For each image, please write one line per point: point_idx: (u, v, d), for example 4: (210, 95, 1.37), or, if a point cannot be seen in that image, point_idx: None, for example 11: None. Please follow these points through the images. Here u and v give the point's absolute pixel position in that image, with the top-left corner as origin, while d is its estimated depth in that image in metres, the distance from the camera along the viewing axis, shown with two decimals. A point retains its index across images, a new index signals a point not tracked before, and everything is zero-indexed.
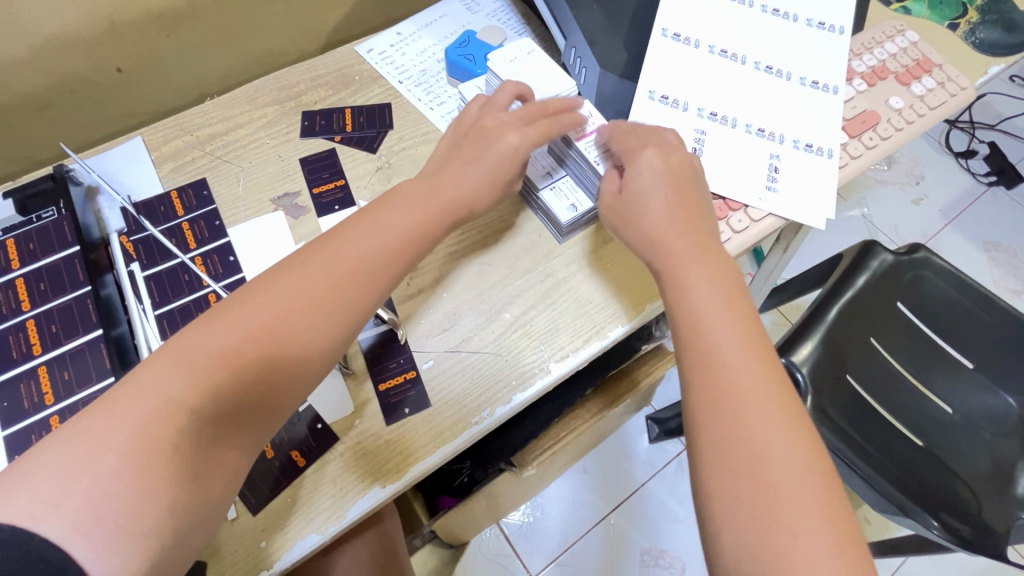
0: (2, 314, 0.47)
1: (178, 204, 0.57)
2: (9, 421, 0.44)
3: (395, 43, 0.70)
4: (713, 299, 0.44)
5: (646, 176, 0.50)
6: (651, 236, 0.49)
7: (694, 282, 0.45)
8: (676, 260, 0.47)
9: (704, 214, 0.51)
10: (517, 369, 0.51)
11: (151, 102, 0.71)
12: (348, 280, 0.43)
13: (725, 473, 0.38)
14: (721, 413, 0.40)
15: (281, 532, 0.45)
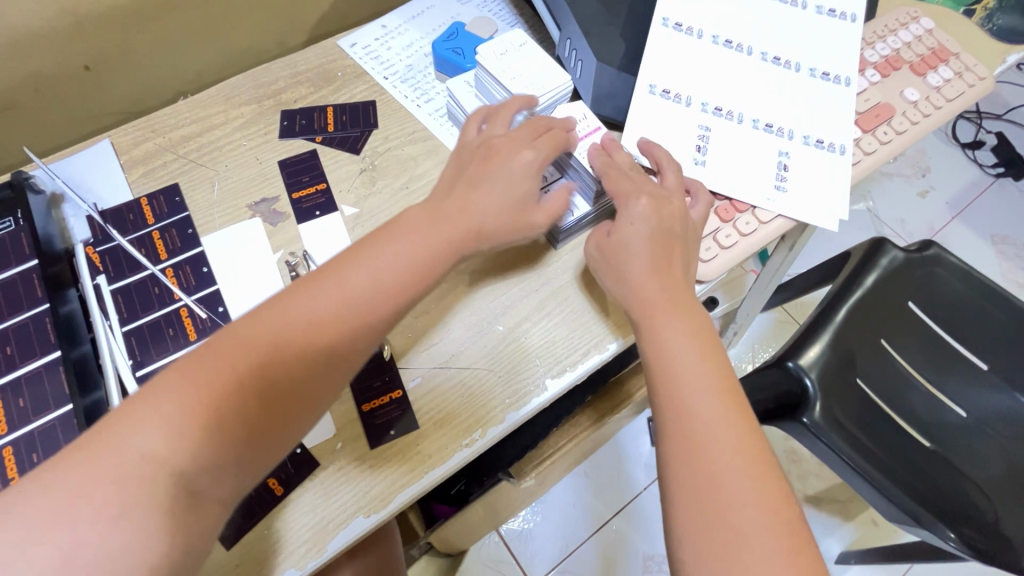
0: None
1: (147, 211, 0.54)
2: None
3: (381, 36, 0.66)
4: (694, 363, 0.42)
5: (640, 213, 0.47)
6: (638, 285, 0.45)
7: (681, 334, 0.43)
8: (662, 320, 0.44)
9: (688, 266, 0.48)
10: (511, 384, 0.48)
11: (122, 101, 0.68)
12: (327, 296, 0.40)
13: (709, 523, 0.37)
14: (705, 467, 0.38)
15: (258, 566, 0.42)
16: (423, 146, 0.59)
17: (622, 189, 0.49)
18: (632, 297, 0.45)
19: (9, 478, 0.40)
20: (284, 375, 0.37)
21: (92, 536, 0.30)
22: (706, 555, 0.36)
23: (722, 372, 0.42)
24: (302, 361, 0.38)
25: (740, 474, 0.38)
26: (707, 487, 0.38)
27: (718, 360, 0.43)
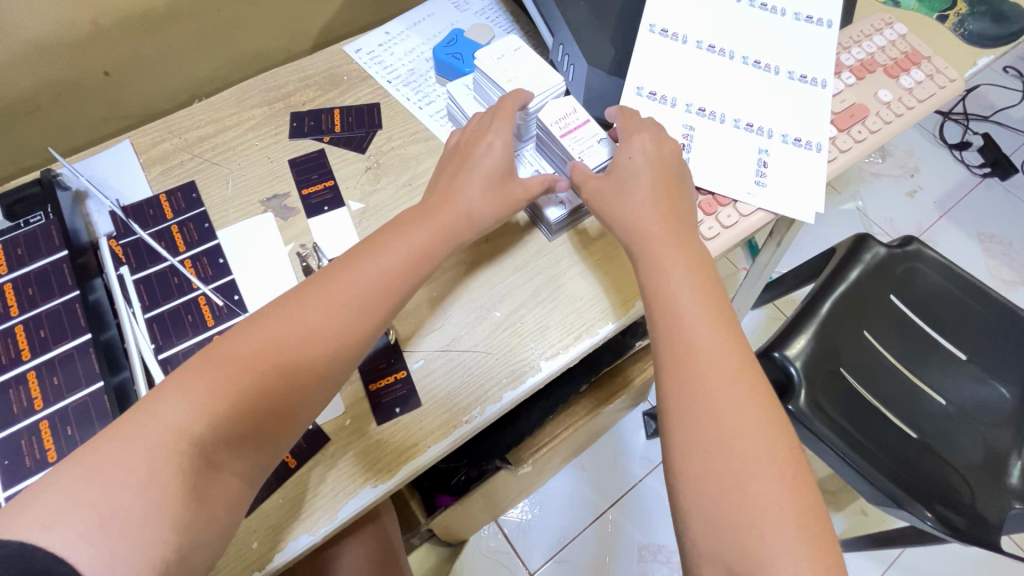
0: None
1: (166, 207, 0.57)
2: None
3: (383, 42, 0.70)
4: (693, 297, 0.45)
5: (634, 171, 0.51)
6: (638, 222, 0.49)
7: (677, 266, 0.47)
8: (664, 259, 0.47)
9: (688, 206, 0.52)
10: (509, 367, 0.51)
11: (138, 104, 0.71)
12: (340, 286, 0.44)
13: (710, 451, 0.40)
14: (705, 394, 0.42)
15: (273, 532, 0.45)
16: (426, 145, 0.63)
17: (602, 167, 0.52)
18: (631, 234, 0.50)
19: (44, 449, 0.43)
20: (300, 356, 0.41)
21: (132, 496, 0.34)
22: (700, 483, 0.40)
23: (716, 311, 0.45)
24: (315, 341, 0.42)
25: (735, 408, 0.41)
26: (702, 412, 0.41)
27: (713, 303, 0.46)
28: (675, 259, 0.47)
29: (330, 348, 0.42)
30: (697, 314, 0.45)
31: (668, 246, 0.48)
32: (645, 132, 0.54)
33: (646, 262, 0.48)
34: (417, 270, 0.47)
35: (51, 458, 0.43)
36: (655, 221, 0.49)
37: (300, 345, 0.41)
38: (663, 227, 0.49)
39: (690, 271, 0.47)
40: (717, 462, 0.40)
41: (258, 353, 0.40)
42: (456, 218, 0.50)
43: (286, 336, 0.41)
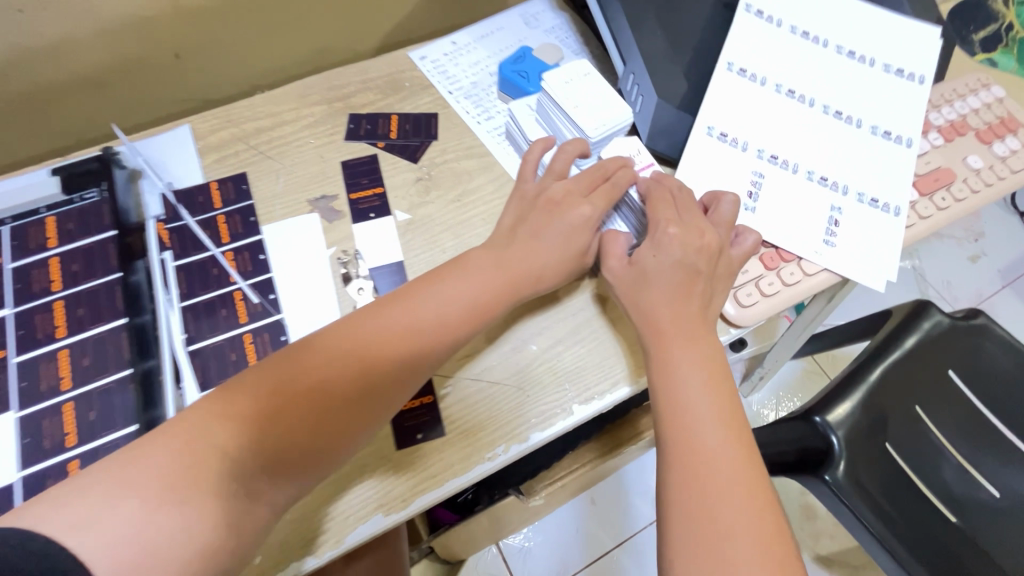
0: (33, 292, 0.47)
1: (216, 195, 0.57)
2: (27, 402, 0.43)
3: (449, 52, 0.69)
4: (701, 403, 0.42)
5: (663, 256, 0.47)
6: (653, 314, 0.46)
7: (689, 366, 0.44)
8: (671, 339, 0.45)
9: (712, 304, 0.48)
10: (540, 405, 0.49)
11: (202, 88, 0.72)
12: (384, 309, 0.44)
13: (710, 549, 0.37)
14: (703, 494, 0.39)
15: (279, 549, 0.43)
16: (479, 161, 0.61)
17: (657, 215, 0.50)
18: (646, 325, 0.46)
19: (64, 430, 0.43)
20: (327, 385, 0.40)
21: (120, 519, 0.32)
22: None
23: (728, 401, 0.43)
24: (326, 391, 0.40)
25: (737, 504, 0.38)
26: (701, 497, 0.39)
27: (725, 394, 0.43)
28: (693, 364, 0.44)
29: (368, 374, 0.41)
30: (708, 418, 0.42)
31: (693, 348, 0.45)
32: (687, 216, 0.50)
33: (653, 336, 0.46)
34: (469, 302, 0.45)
35: (69, 442, 0.42)
36: (676, 316, 0.46)
37: (335, 363, 0.41)
38: (680, 322, 0.45)
39: (702, 376, 0.43)
40: (713, 557, 0.37)
41: (299, 372, 0.40)
42: (512, 249, 0.49)
43: (328, 355, 0.41)
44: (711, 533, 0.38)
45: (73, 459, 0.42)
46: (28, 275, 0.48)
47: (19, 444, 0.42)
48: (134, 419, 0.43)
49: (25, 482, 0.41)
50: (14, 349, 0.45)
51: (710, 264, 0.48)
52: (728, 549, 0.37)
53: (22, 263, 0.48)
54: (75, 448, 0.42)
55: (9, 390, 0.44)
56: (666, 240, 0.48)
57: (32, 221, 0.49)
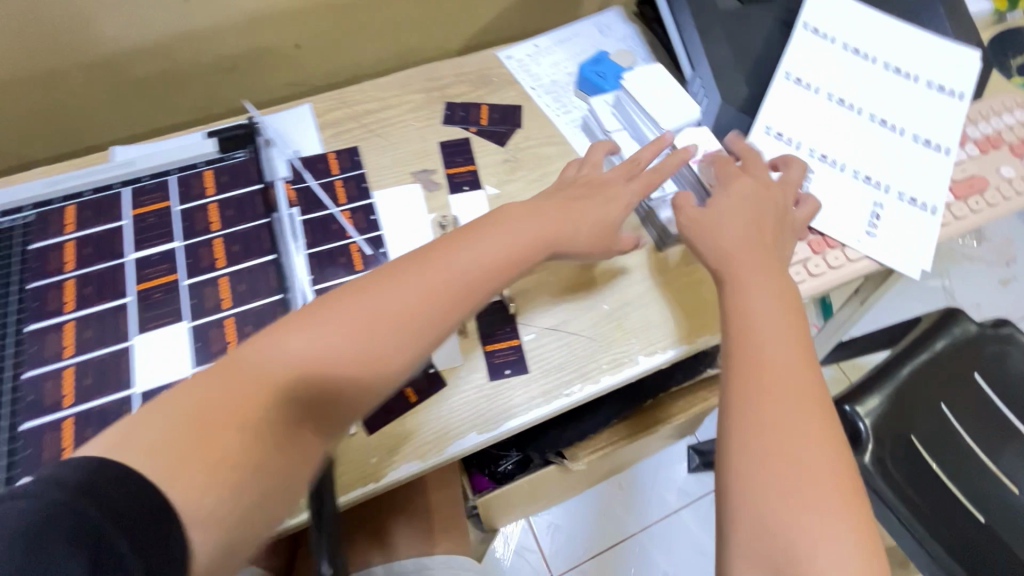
0: (196, 229, 0.56)
1: (334, 164, 0.66)
2: (197, 315, 0.52)
3: (532, 54, 0.78)
4: (771, 325, 0.45)
5: (731, 203, 0.54)
6: (729, 248, 0.51)
7: (762, 296, 0.47)
8: (744, 276, 0.48)
9: (780, 250, 0.53)
10: (611, 355, 0.56)
11: (312, 76, 0.82)
12: (447, 247, 0.46)
13: (771, 455, 0.40)
14: (769, 405, 0.41)
15: (389, 455, 0.51)
16: (558, 148, 0.70)
17: (727, 171, 0.57)
18: (717, 258, 0.51)
19: (227, 339, 0.51)
20: (399, 302, 0.43)
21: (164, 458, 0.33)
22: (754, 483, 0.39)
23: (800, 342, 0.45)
24: (400, 311, 0.42)
25: (799, 419, 0.41)
26: (768, 409, 0.41)
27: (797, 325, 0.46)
28: (765, 298, 0.47)
29: (399, 317, 0.42)
30: (780, 341, 0.44)
31: (765, 285, 0.47)
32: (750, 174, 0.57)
33: (726, 273, 0.49)
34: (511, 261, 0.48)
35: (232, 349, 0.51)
36: (747, 259, 0.49)
37: (426, 281, 0.44)
38: (751, 259, 0.50)
39: (774, 308, 0.46)
40: (775, 463, 0.39)
41: (350, 309, 0.42)
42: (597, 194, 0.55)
43: (368, 298, 0.43)
44: (773, 441, 0.40)
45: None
46: (191, 216, 0.57)
47: (193, 347, 0.51)
48: None
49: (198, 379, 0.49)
50: (184, 273, 0.54)
51: (775, 213, 0.54)
52: (792, 457, 0.39)
53: (185, 206, 0.57)
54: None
55: (181, 304, 0.52)
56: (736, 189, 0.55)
57: (191, 173, 0.59)
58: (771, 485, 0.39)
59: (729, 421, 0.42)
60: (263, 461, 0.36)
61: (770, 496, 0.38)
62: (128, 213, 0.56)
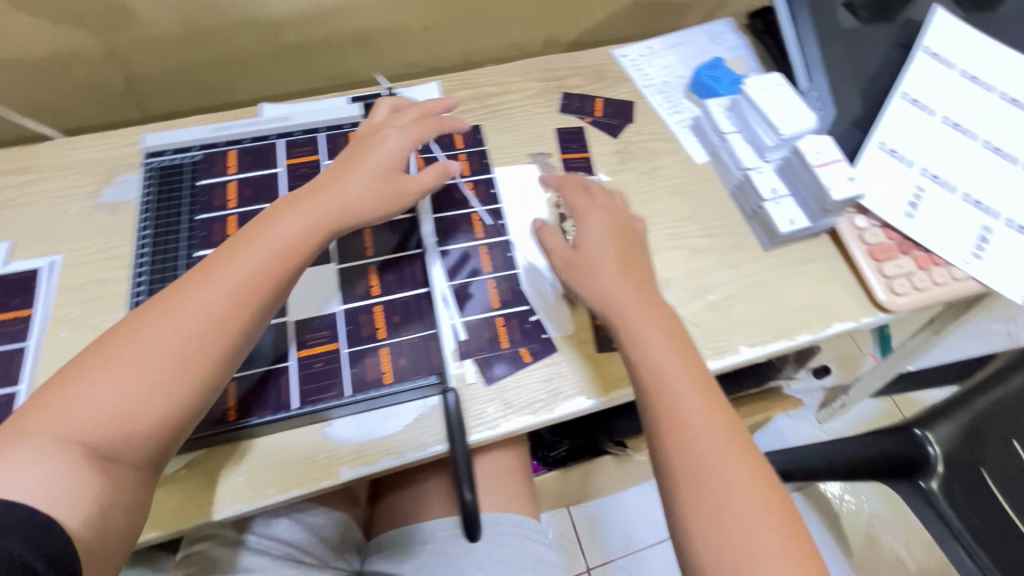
0: None
1: (458, 139, 0.71)
2: (345, 259, 0.59)
3: (646, 54, 0.81)
4: (674, 365, 0.47)
5: (597, 245, 0.53)
6: (615, 292, 0.51)
7: (660, 342, 0.48)
8: (632, 316, 0.50)
9: (644, 276, 0.53)
10: (715, 342, 0.59)
11: (431, 58, 0.87)
12: (250, 235, 0.47)
13: (707, 498, 0.42)
14: (691, 450, 0.44)
15: (504, 406, 0.54)
16: (668, 144, 0.73)
17: (579, 207, 0.57)
18: (605, 305, 0.51)
19: (370, 284, 0.58)
20: (237, 285, 0.45)
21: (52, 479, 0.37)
22: (698, 526, 0.42)
23: (697, 367, 0.48)
24: (237, 295, 0.45)
25: (723, 456, 0.44)
26: (692, 455, 0.44)
27: (692, 362, 0.48)
28: (663, 346, 0.48)
29: (213, 321, 0.44)
30: (682, 384, 0.46)
31: (656, 332, 0.49)
32: (614, 206, 0.57)
33: (619, 314, 0.50)
34: (312, 240, 0.49)
35: (373, 292, 0.58)
36: (631, 307, 0.50)
37: (225, 269, 0.45)
38: (634, 296, 0.51)
39: (670, 352, 0.48)
40: (713, 506, 0.42)
41: (159, 326, 0.42)
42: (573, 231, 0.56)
43: (185, 309, 0.43)
44: (701, 486, 0.43)
45: (377, 305, 0.57)
46: None
47: (342, 286, 0.58)
48: (422, 284, 0.59)
49: (346, 314, 0.56)
50: None
51: (636, 249, 0.55)
52: (722, 496, 0.42)
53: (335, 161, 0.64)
54: (378, 297, 0.58)
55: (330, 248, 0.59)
56: (592, 226, 0.55)
57: (339, 133, 0.65)
58: (716, 525, 0.41)
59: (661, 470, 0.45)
60: (96, 485, 0.39)
61: (716, 535, 0.41)
62: (283, 162, 0.62)
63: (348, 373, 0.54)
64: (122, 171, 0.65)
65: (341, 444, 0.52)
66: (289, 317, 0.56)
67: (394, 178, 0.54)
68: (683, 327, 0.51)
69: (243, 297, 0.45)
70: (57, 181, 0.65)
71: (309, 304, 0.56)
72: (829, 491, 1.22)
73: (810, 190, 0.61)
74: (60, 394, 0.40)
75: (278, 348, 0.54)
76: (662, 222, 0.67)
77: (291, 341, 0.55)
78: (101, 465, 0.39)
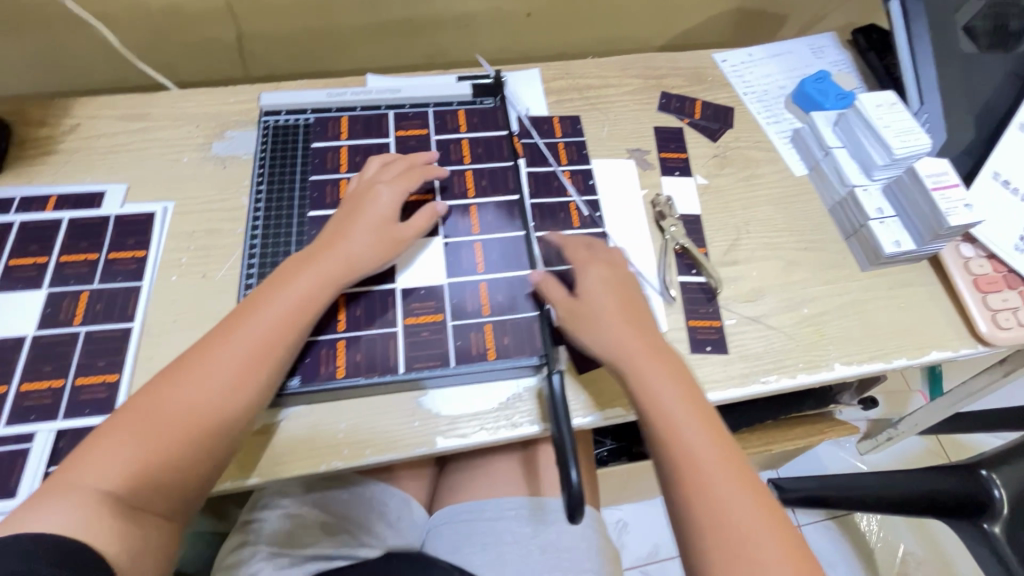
0: (451, 159, 0.64)
1: (558, 127, 0.71)
2: (451, 234, 0.60)
3: (746, 61, 0.80)
4: (684, 414, 0.47)
5: (600, 298, 0.53)
6: (622, 342, 0.50)
7: (670, 394, 0.48)
8: (647, 367, 0.49)
9: (651, 328, 0.53)
10: (808, 355, 0.58)
11: (526, 45, 0.87)
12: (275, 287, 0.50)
13: (728, 552, 0.42)
14: (711, 500, 0.43)
15: (597, 397, 0.55)
16: (767, 153, 0.72)
17: (578, 257, 0.56)
18: (612, 356, 0.50)
19: (476, 260, 0.59)
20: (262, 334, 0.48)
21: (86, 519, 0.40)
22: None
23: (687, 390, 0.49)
24: (262, 343, 0.48)
25: (746, 507, 0.43)
26: (712, 506, 0.43)
27: (703, 413, 0.48)
28: (674, 399, 0.48)
29: (223, 381, 0.46)
30: (696, 435, 0.46)
31: (666, 385, 0.48)
32: (617, 260, 0.57)
33: (627, 364, 0.50)
34: (320, 296, 0.51)
35: (478, 268, 0.58)
36: (638, 359, 0.50)
37: (252, 317, 0.49)
38: (640, 345, 0.50)
39: (682, 403, 0.48)
40: (735, 559, 0.41)
41: (185, 375, 0.46)
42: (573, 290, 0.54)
43: (199, 366, 0.46)
44: (724, 539, 0.42)
45: (482, 281, 0.58)
46: (447, 146, 0.65)
47: (446, 259, 0.58)
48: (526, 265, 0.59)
49: (450, 288, 0.57)
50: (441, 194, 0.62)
51: (640, 306, 0.54)
52: (745, 551, 0.42)
53: (442, 137, 0.65)
54: (484, 274, 0.58)
55: (438, 222, 0.60)
56: (591, 279, 0.54)
57: (447, 109, 0.67)
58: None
59: (677, 521, 0.45)
60: (120, 525, 0.41)
61: None
62: (394, 132, 0.64)
63: (451, 344, 0.54)
64: (232, 126, 0.67)
65: (435, 413, 0.53)
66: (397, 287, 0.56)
67: (394, 232, 0.55)
68: (692, 378, 0.50)
69: (265, 343, 0.48)
70: (170, 130, 0.66)
71: (415, 274, 0.57)
72: (862, 523, 1.19)
73: (921, 217, 0.60)
74: (81, 458, 0.42)
75: (386, 314, 0.55)
76: (759, 231, 0.66)
77: (397, 309, 0.56)
78: (127, 510, 0.42)
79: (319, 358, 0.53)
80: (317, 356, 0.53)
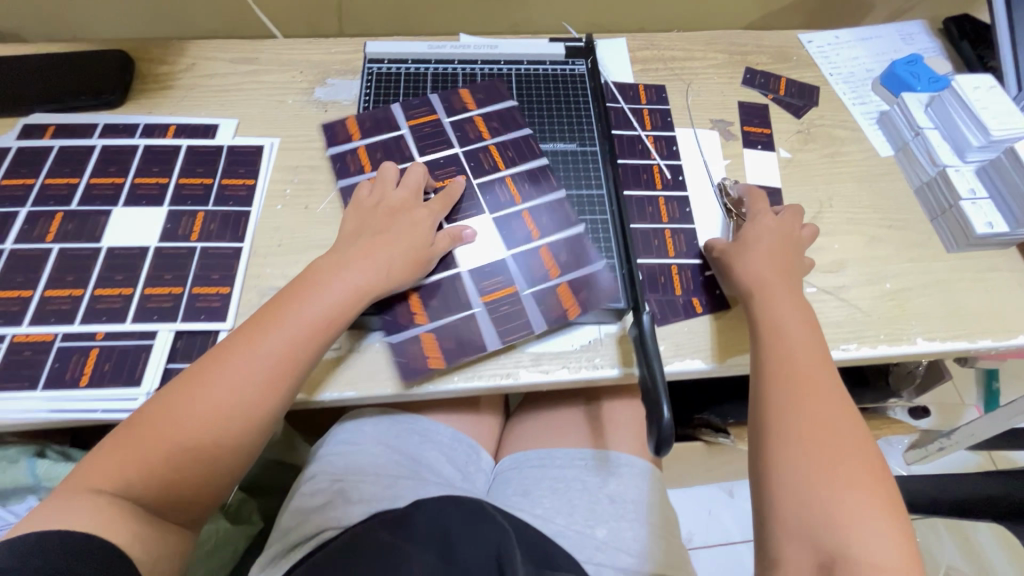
0: (471, 138, 0.64)
1: (643, 94, 0.72)
2: (495, 208, 0.60)
3: (833, 43, 0.80)
4: (799, 332, 0.50)
5: (761, 237, 0.57)
6: (763, 269, 0.54)
7: (791, 317, 0.51)
8: (776, 293, 0.53)
9: (796, 273, 0.55)
10: (890, 328, 0.58)
11: (609, 19, 0.89)
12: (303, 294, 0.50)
13: (799, 451, 0.44)
14: (798, 401, 0.46)
15: (675, 347, 0.56)
16: (852, 132, 0.72)
17: (756, 209, 0.60)
18: (751, 278, 0.54)
19: (528, 227, 0.59)
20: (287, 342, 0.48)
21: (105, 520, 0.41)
22: (789, 470, 0.44)
23: (821, 346, 0.50)
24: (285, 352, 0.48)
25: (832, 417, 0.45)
26: (799, 410, 0.46)
27: (815, 339, 0.50)
28: (792, 323, 0.51)
29: (247, 391, 0.46)
30: (803, 350, 0.49)
31: (792, 310, 0.52)
32: (792, 217, 0.59)
33: (758, 282, 0.54)
34: (349, 309, 0.50)
35: (533, 235, 0.59)
36: (767, 286, 0.53)
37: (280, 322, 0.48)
38: (778, 272, 0.54)
39: (799, 326, 0.51)
40: (813, 459, 0.43)
41: (214, 374, 0.46)
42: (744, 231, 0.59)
43: (219, 370, 0.46)
44: (803, 443, 0.44)
45: (541, 247, 0.58)
46: (463, 127, 0.65)
47: (495, 232, 0.59)
48: (576, 225, 0.60)
49: (516, 254, 0.58)
50: (473, 174, 0.62)
51: (799, 256, 0.57)
52: (824, 453, 0.44)
53: (456, 119, 0.65)
54: (540, 240, 0.59)
55: (479, 200, 0.61)
56: (763, 222, 0.58)
57: (451, 91, 0.67)
58: (811, 477, 0.43)
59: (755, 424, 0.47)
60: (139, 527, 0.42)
61: (809, 488, 0.42)
62: (405, 123, 0.65)
63: (531, 314, 0.55)
64: (333, 74, 0.70)
65: (517, 347, 0.55)
66: (457, 258, 0.57)
67: (422, 254, 0.54)
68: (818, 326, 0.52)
69: (290, 349, 0.48)
70: (276, 74, 0.70)
71: (471, 246, 0.58)
72: None
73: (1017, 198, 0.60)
74: (106, 454, 0.43)
75: (453, 283, 0.56)
76: (842, 206, 0.66)
77: (469, 286, 0.56)
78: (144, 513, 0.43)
79: (392, 328, 0.54)
80: (394, 314, 0.55)
